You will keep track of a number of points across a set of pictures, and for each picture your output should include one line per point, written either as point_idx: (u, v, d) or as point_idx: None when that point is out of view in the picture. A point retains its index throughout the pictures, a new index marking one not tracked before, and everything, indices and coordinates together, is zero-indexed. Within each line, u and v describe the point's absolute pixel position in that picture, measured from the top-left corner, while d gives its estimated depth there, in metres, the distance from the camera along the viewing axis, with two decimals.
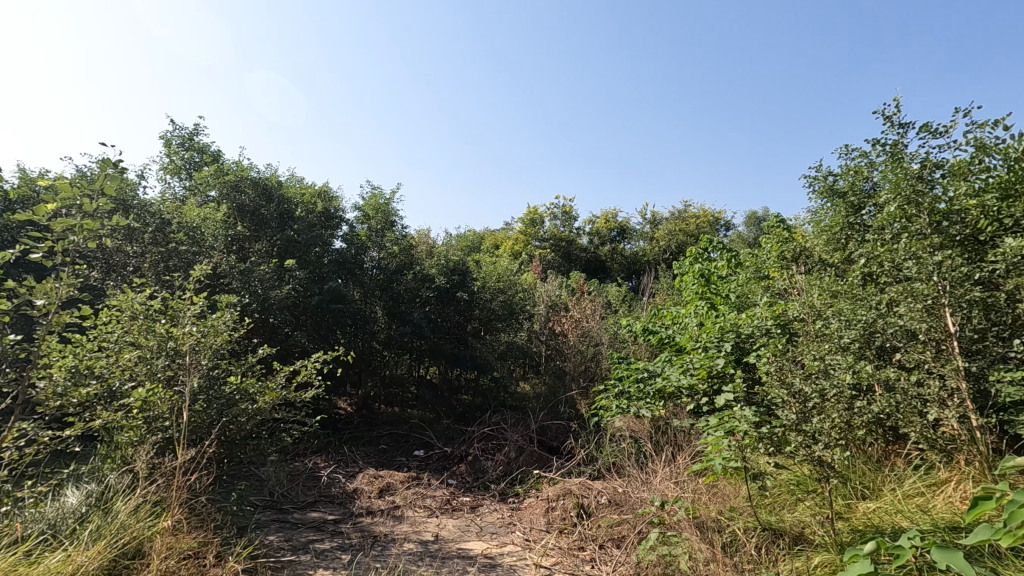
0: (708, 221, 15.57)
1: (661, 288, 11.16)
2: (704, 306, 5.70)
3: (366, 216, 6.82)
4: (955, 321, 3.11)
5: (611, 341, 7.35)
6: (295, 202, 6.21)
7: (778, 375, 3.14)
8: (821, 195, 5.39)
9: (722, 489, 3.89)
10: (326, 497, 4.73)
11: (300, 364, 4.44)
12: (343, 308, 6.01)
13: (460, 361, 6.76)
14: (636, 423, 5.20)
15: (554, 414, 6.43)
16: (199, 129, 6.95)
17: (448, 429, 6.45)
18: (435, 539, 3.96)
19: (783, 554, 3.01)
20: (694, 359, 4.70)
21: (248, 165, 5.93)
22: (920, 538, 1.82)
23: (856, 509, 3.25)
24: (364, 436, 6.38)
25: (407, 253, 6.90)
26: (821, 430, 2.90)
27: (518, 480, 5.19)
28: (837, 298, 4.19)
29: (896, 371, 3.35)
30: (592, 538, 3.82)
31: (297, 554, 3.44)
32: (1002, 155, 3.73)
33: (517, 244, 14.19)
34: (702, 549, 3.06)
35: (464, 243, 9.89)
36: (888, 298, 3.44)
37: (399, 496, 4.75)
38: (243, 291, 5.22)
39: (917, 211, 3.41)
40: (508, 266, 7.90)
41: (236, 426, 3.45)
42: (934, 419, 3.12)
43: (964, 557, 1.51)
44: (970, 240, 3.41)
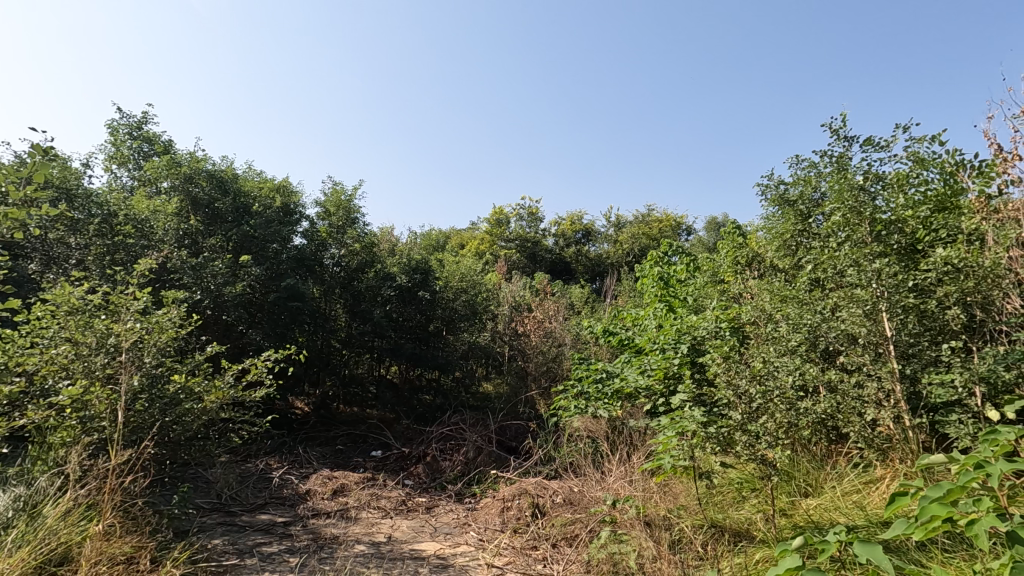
0: (670, 225, 15.91)
1: (623, 290, 11.35)
2: (662, 309, 5.84)
3: (326, 212, 6.67)
4: (892, 326, 3.26)
5: (573, 342, 7.42)
6: (252, 196, 6.05)
7: (726, 376, 3.23)
8: (772, 203, 5.57)
9: (673, 488, 3.98)
10: (277, 499, 4.61)
11: (250, 363, 4.30)
12: (300, 306, 5.87)
13: (421, 361, 6.71)
14: (593, 423, 5.26)
15: (514, 414, 6.46)
16: (148, 117, 6.65)
17: (407, 430, 6.39)
18: (388, 540, 3.91)
19: (726, 550, 3.11)
20: (652, 360, 4.79)
21: (202, 157, 5.76)
22: (844, 533, 1.91)
23: (798, 506, 3.38)
24: (320, 436, 6.25)
25: (369, 251, 6.79)
26: (764, 430, 3.01)
27: (475, 480, 5.18)
28: (786, 302, 4.32)
29: (838, 373, 3.49)
30: (545, 537, 3.84)
31: (242, 558, 3.35)
32: (939, 169, 3.93)
33: (483, 243, 14.21)
34: (649, 547, 3.12)
35: (428, 241, 9.83)
36: (832, 302, 3.57)
37: (353, 497, 4.68)
38: (194, 287, 5.02)
39: (860, 220, 3.55)
40: (471, 266, 7.89)
41: (181, 426, 3.33)
42: (872, 418, 3.26)
43: (882, 551, 1.60)
44: (907, 250, 3.57)
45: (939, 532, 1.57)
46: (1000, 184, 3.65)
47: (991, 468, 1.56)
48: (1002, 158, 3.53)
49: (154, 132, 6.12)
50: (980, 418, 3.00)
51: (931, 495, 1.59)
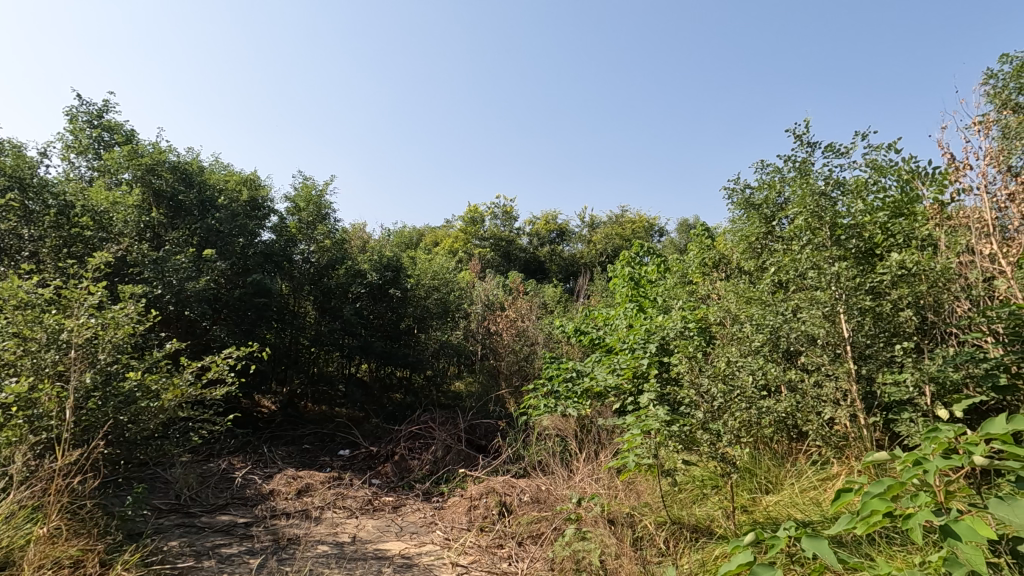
0: (643, 227, 16.13)
1: (596, 289, 11.47)
2: (633, 309, 5.91)
3: (296, 207, 6.51)
4: (849, 327, 3.35)
5: (545, 342, 7.45)
6: (218, 189, 5.89)
7: (690, 375, 3.28)
8: (739, 206, 5.70)
9: (637, 485, 4.02)
10: (239, 499, 4.51)
11: (211, 360, 4.16)
12: (267, 302, 5.76)
13: (392, 359, 6.61)
14: (562, 422, 5.29)
15: (484, 414, 6.45)
16: (110, 105, 6.44)
17: (376, 428, 6.32)
18: (352, 540, 3.86)
19: (687, 546, 3.17)
20: (621, 360, 4.84)
21: (166, 148, 5.59)
22: (794, 528, 1.96)
23: (759, 503, 3.47)
24: (286, 435, 6.13)
25: (339, 248, 6.68)
26: (725, 429, 3.07)
27: (443, 479, 5.15)
28: (750, 303, 4.42)
29: (798, 372, 3.58)
30: (511, 535, 3.86)
31: (198, 560, 3.26)
32: (896, 176, 4.08)
33: (458, 241, 14.14)
34: (612, 543, 3.14)
35: (401, 238, 9.75)
36: (793, 304, 3.65)
37: (318, 497, 4.61)
38: (155, 281, 4.87)
39: (821, 224, 3.60)
40: (444, 264, 7.85)
41: (137, 425, 3.22)
42: (829, 417, 3.37)
43: (828, 545, 1.66)
44: (865, 254, 3.68)
45: (878, 526, 1.62)
46: (952, 192, 3.80)
47: (927, 464, 1.63)
48: (954, 167, 3.65)
49: (116, 121, 5.92)
50: (929, 417, 3.10)
51: (873, 490, 1.64)
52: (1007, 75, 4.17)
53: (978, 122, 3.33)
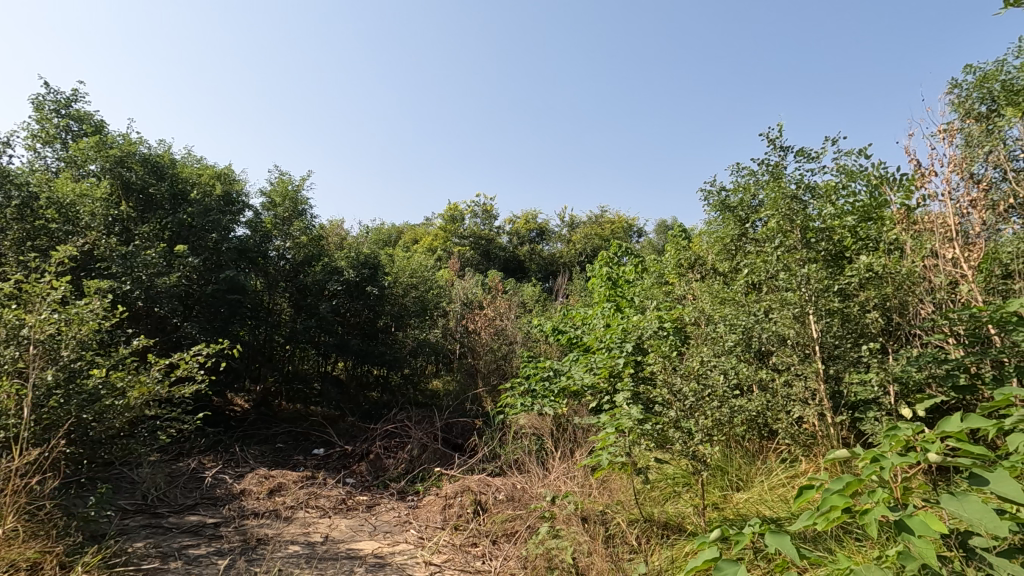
0: (621, 228, 16.28)
1: (574, 289, 11.53)
2: (610, 308, 5.96)
3: (271, 202, 6.38)
4: (819, 328, 3.42)
5: (523, 341, 7.47)
6: (191, 183, 5.76)
7: (663, 375, 3.32)
8: (714, 208, 5.79)
9: (611, 483, 4.05)
10: (208, 499, 4.42)
11: (180, 357, 4.06)
12: (240, 299, 5.65)
13: (368, 358, 6.54)
14: (539, 421, 5.31)
15: (461, 412, 6.44)
16: (78, 95, 6.24)
17: (352, 427, 6.26)
18: (324, 540, 3.82)
19: (658, 544, 3.21)
20: (598, 359, 4.87)
21: (136, 140, 5.45)
22: (759, 525, 1.99)
23: (730, 500, 3.53)
24: (259, 434, 6.03)
25: (316, 244, 6.58)
26: (695, 427, 3.12)
27: (418, 478, 5.13)
28: (724, 303, 4.49)
29: (769, 372, 3.66)
30: (486, 534, 3.86)
31: (164, 562, 3.20)
32: (865, 181, 4.18)
33: (437, 239, 14.06)
34: (585, 541, 3.15)
35: (380, 235, 9.67)
36: (765, 305, 3.71)
37: (290, 497, 4.54)
38: (124, 277, 4.72)
39: (792, 227, 3.67)
40: (422, 262, 7.83)
41: (101, 424, 3.13)
42: (798, 415, 3.45)
43: (790, 541, 1.69)
44: (835, 256, 3.77)
45: (837, 521, 1.67)
46: (918, 197, 3.91)
47: (884, 461, 1.68)
48: (920, 173, 3.74)
49: (85, 111, 5.74)
50: (893, 416, 3.19)
51: (833, 487, 1.67)
52: (970, 84, 4.31)
53: (943, 130, 3.44)
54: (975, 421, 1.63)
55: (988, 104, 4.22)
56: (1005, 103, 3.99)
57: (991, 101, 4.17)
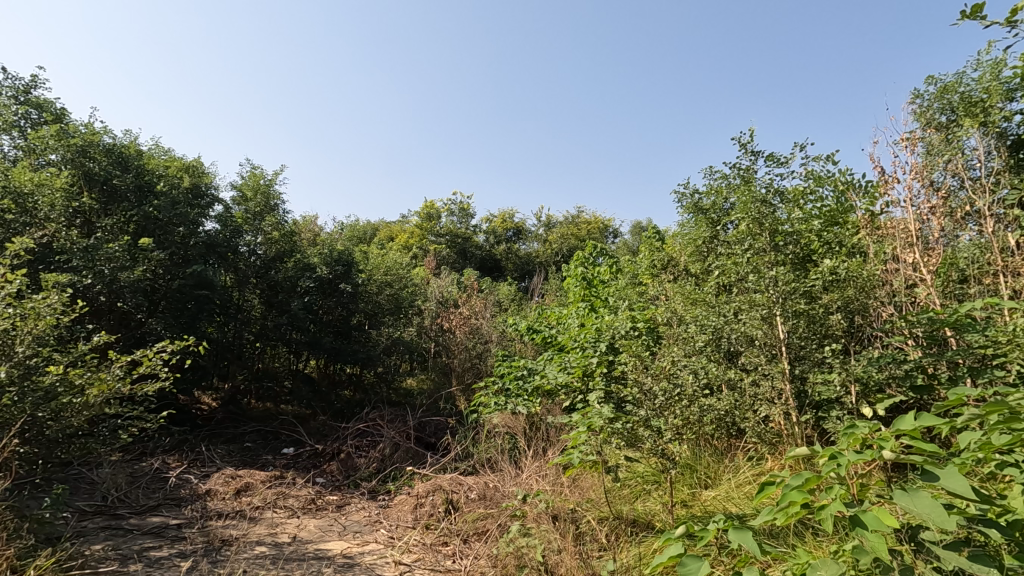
0: (597, 228, 16.40)
1: (550, 289, 11.56)
2: (584, 308, 6.02)
3: (242, 197, 6.24)
4: (785, 329, 3.50)
5: (498, 339, 7.47)
6: (157, 174, 5.58)
7: (634, 374, 3.36)
8: (687, 210, 5.88)
9: (583, 481, 4.08)
10: (172, 500, 4.30)
11: (144, 354, 3.93)
12: (208, 295, 5.50)
13: (341, 356, 6.45)
14: (512, 419, 5.31)
15: (435, 411, 6.40)
16: (38, 81, 6.01)
17: (323, 426, 6.16)
18: (292, 540, 3.76)
19: (627, 541, 3.25)
20: (571, 359, 4.90)
21: (99, 129, 5.27)
22: (723, 522, 2.03)
23: (698, 497, 3.60)
24: (226, 433, 5.90)
25: (288, 240, 6.45)
26: (665, 426, 3.16)
27: (390, 477, 5.08)
28: (695, 304, 4.55)
29: (737, 371, 3.72)
30: (456, 533, 3.84)
31: (124, 565, 3.10)
32: (832, 186, 4.29)
33: (413, 237, 13.95)
34: (555, 539, 3.16)
35: (354, 231, 9.55)
36: (735, 306, 3.77)
37: (258, 497, 4.45)
38: (85, 271, 4.57)
39: (761, 230, 3.74)
40: (397, 260, 7.77)
41: (58, 423, 3.01)
42: (764, 414, 3.53)
43: (752, 537, 1.73)
44: (802, 260, 3.86)
45: (796, 516, 1.72)
46: (882, 203, 4.03)
47: (841, 458, 1.72)
48: (884, 180, 3.85)
49: (45, 98, 5.52)
50: (854, 415, 3.29)
51: (793, 483, 1.71)
52: (931, 96, 4.47)
53: (905, 138, 3.55)
54: (927, 419, 1.69)
55: (948, 114, 4.37)
56: (964, 114, 4.14)
57: (950, 111, 4.33)
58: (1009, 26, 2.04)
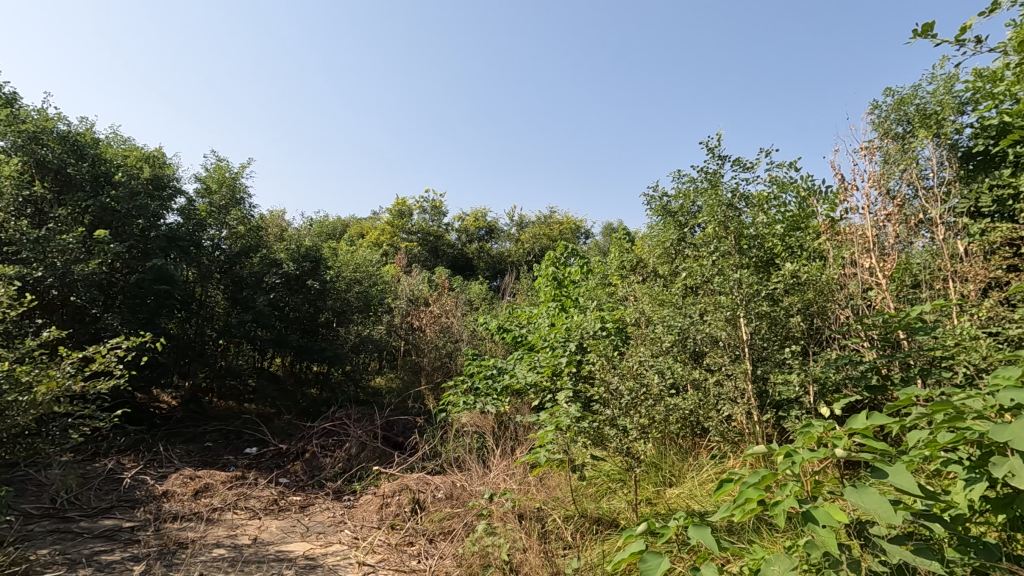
0: (569, 228, 16.50)
1: (520, 288, 11.58)
2: (555, 308, 6.05)
3: (206, 189, 6.05)
4: (748, 331, 3.59)
5: (468, 338, 7.45)
6: (116, 164, 5.38)
7: (601, 373, 3.40)
8: (656, 212, 5.97)
9: (550, 480, 4.09)
10: (126, 502, 4.15)
11: (98, 350, 3.78)
12: (169, 290, 5.32)
13: (307, 354, 6.32)
14: (480, 419, 5.29)
15: (403, 410, 6.34)
16: None
17: (287, 425, 6.03)
18: (253, 542, 3.67)
19: (592, 539, 3.28)
20: (541, 358, 4.92)
21: (53, 115, 5.05)
22: (683, 519, 2.06)
23: (662, 495, 3.66)
24: (185, 433, 5.72)
25: (254, 235, 6.29)
26: (631, 425, 3.20)
27: (356, 477, 5.01)
28: (662, 305, 4.61)
29: (702, 372, 3.79)
30: (422, 532, 3.82)
31: (72, 569, 2.98)
32: (795, 192, 4.41)
33: (383, 234, 13.79)
34: (521, 538, 3.16)
35: (323, 227, 9.38)
36: (700, 307, 3.85)
37: (218, 498, 4.33)
38: (35, 263, 4.34)
39: (727, 233, 3.81)
40: (367, 257, 7.66)
41: (3, 422, 2.86)
42: (727, 413, 3.60)
43: (710, 533, 1.76)
44: (766, 263, 3.95)
45: (753, 512, 1.75)
46: (842, 210, 4.16)
47: (797, 456, 1.77)
48: (843, 188, 3.98)
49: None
50: (812, 414, 3.39)
51: (750, 480, 1.75)
52: (888, 107, 4.65)
53: (864, 147, 3.68)
54: (878, 419, 1.75)
55: (904, 125, 4.55)
56: (918, 125, 4.32)
57: (906, 122, 4.52)
58: (960, 43, 2.14)
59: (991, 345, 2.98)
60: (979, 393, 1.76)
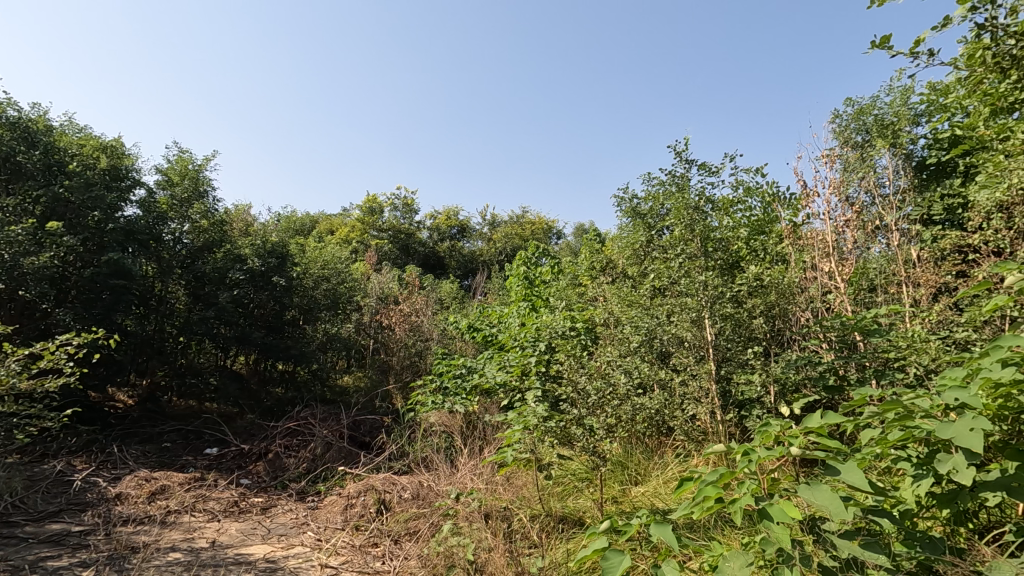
0: (541, 229, 16.55)
1: (492, 288, 11.55)
2: (525, 308, 6.07)
3: (167, 181, 5.85)
4: (712, 332, 3.66)
5: (438, 337, 7.40)
6: (70, 153, 5.16)
7: (568, 373, 3.42)
8: (626, 214, 6.04)
9: (517, 479, 4.10)
10: (75, 505, 3.99)
11: (47, 347, 3.61)
12: (125, 285, 5.11)
13: (272, 352, 6.17)
14: (448, 418, 5.25)
15: (370, 410, 6.25)
16: None
17: (250, 425, 5.88)
18: (211, 545, 3.56)
19: (558, 538, 3.29)
20: (511, 358, 4.92)
21: (3, 100, 4.83)
22: (644, 517, 2.07)
23: (628, 494, 3.70)
24: (141, 433, 5.52)
25: (218, 229, 6.11)
26: (596, 425, 3.23)
27: (320, 478, 4.91)
28: (631, 305, 4.66)
29: (669, 372, 3.84)
30: (387, 533, 3.77)
31: None
32: (759, 197, 4.51)
33: (353, 231, 13.57)
34: (487, 538, 3.13)
35: (291, 222, 9.19)
36: (667, 309, 3.90)
37: (174, 500, 4.19)
38: None
39: (693, 236, 3.86)
40: (336, 254, 7.53)
41: None
42: (691, 413, 3.66)
43: (671, 531, 1.78)
44: (731, 265, 4.02)
45: (711, 510, 1.78)
46: (804, 215, 4.26)
47: (754, 455, 1.81)
48: (806, 194, 4.09)
49: None
50: (772, 413, 3.48)
51: (708, 478, 1.78)
52: (848, 115, 4.82)
53: (825, 155, 3.78)
54: (832, 417, 1.80)
55: (863, 134, 4.72)
56: (877, 134, 4.48)
57: (865, 131, 4.68)
58: (914, 56, 2.22)
59: (940, 347, 3.12)
60: (927, 392, 1.82)
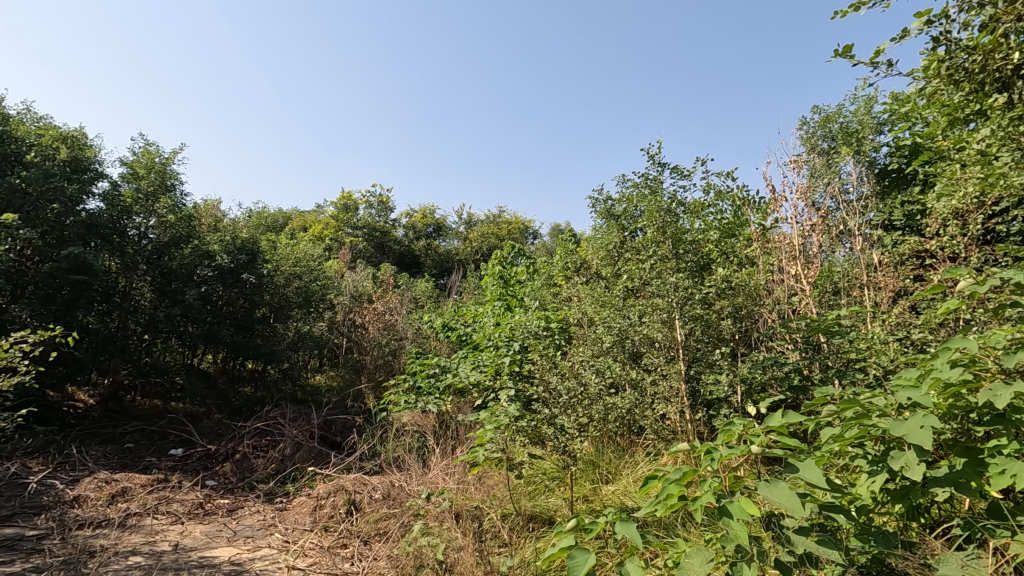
0: (518, 229, 16.57)
1: (467, 287, 11.52)
2: (500, 308, 6.08)
3: (133, 174, 5.69)
4: (682, 333, 3.72)
5: (412, 337, 7.35)
6: (28, 143, 4.97)
7: (540, 373, 3.44)
8: (601, 215, 6.10)
9: (488, 479, 4.10)
10: (30, 508, 3.85)
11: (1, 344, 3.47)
12: (86, 280, 4.96)
13: (241, 351, 6.02)
14: (421, 418, 5.22)
15: (342, 409, 6.17)
16: None
17: (217, 425, 5.75)
18: (173, 549, 3.47)
19: (528, 537, 3.31)
20: (484, 357, 4.92)
21: None
22: (611, 514, 2.10)
23: (598, 492, 3.73)
24: (102, 434, 5.35)
25: (186, 224, 5.96)
26: (568, 425, 3.26)
27: (289, 479, 4.83)
28: (603, 306, 4.71)
29: (640, 371, 3.87)
30: (357, 534, 3.73)
31: None
32: (730, 201, 4.60)
33: (327, 228, 13.39)
34: (456, 538, 3.11)
35: (263, 219, 9.02)
36: (639, 309, 3.95)
37: (136, 502, 4.07)
38: None
39: (665, 238, 3.90)
40: (308, 251, 7.42)
41: None
42: (660, 412, 3.69)
43: (636, 528, 1.80)
44: (702, 267, 4.08)
45: (675, 507, 1.82)
46: (772, 219, 4.37)
47: (716, 453, 1.85)
48: (774, 199, 4.19)
49: None
50: (739, 413, 3.55)
51: (672, 476, 1.81)
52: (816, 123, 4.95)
53: (793, 160, 3.87)
54: (792, 416, 1.85)
55: (829, 141, 4.85)
56: (843, 141, 4.61)
57: (831, 138, 4.81)
58: (874, 65, 2.29)
59: (898, 348, 3.23)
60: (882, 392, 1.88)
